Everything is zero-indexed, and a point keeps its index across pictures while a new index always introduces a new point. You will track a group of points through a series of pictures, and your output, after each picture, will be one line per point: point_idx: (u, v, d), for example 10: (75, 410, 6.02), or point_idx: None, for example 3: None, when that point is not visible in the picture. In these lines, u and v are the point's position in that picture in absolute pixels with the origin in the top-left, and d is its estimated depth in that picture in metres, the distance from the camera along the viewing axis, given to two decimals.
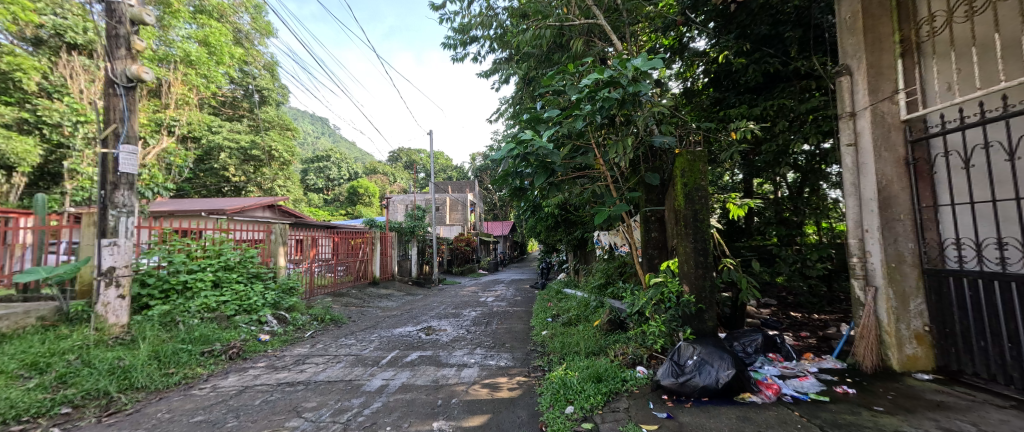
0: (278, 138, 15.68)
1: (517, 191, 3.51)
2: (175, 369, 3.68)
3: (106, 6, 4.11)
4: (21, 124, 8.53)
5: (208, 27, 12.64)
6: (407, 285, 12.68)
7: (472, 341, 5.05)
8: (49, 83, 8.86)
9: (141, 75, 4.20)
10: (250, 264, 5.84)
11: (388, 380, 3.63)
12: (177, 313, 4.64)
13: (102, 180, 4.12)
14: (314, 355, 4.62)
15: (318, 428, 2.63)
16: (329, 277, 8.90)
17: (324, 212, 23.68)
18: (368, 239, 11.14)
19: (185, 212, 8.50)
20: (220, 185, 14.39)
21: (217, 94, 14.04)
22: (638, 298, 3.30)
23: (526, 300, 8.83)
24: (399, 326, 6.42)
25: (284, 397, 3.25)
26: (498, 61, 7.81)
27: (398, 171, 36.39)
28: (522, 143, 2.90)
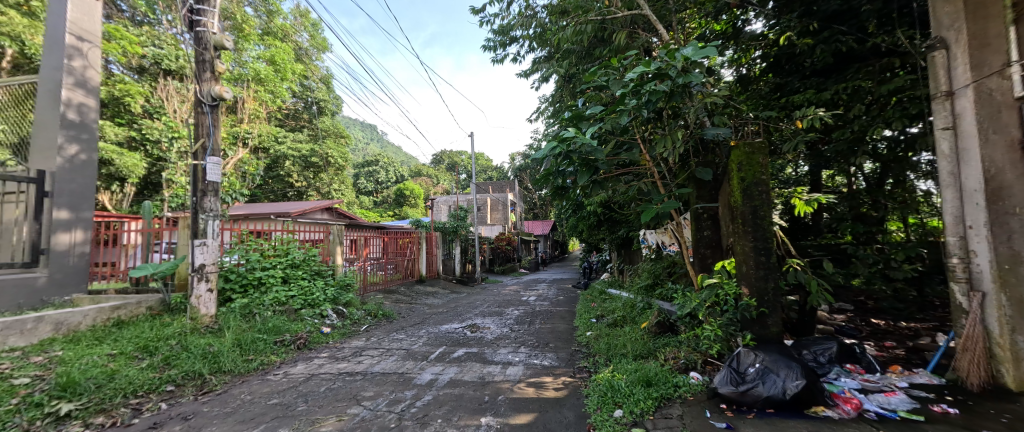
0: (334, 146, 16.94)
1: (559, 190, 3.48)
2: (254, 355, 4.11)
3: (195, 36, 4.70)
4: (131, 142, 9.95)
5: (274, 46, 14.01)
6: (452, 284, 13.07)
7: (516, 339, 5.09)
8: (150, 105, 10.25)
9: (223, 94, 4.74)
10: (313, 262, 6.35)
11: (437, 374, 3.77)
12: (254, 305, 5.18)
13: (194, 188, 4.69)
14: (369, 348, 4.93)
15: (375, 417, 2.81)
16: (380, 275, 9.45)
17: (375, 214, 25.12)
18: (415, 238, 11.63)
19: (258, 215, 9.43)
20: (285, 190, 15.81)
21: (282, 107, 15.44)
22: (690, 300, 3.14)
23: (569, 300, 8.75)
24: (445, 323, 6.65)
25: (345, 386, 3.50)
26: (538, 59, 7.81)
27: (441, 173, 37.61)
28: (565, 140, 2.85)
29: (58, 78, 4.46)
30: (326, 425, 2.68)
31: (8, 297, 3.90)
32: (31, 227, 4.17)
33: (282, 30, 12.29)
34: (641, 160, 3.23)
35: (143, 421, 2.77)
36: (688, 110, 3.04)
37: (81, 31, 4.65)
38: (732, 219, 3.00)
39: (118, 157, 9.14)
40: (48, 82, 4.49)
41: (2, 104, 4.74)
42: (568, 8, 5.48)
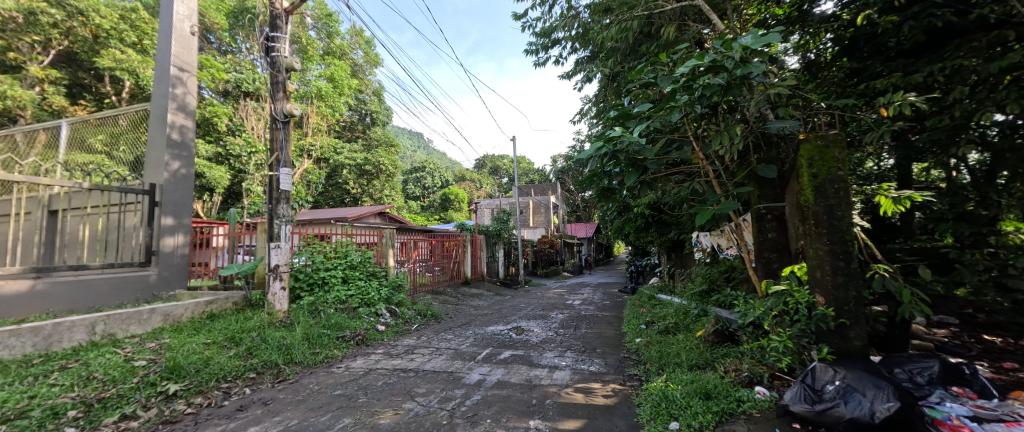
0: (385, 154, 18.00)
1: (606, 191, 3.41)
2: (320, 349, 4.48)
3: (271, 60, 5.27)
4: (218, 157, 11.32)
5: (333, 65, 15.23)
6: (497, 286, 13.25)
7: (562, 343, 5.05)
8: (233, 124, 11.60)
9: (293, 111, 5.23)
10: (368, 264, 6.78)
11: (485, 375, 3.85)
12: (319, 303, 5.64)
13: (270, 196, 5.22)
14: (420, 346, 5.16)
15: (428, 412, 2.93)
16: (428, 277, 9.86)
17: (422, 217, 26.16)
18: (461, 241, 11.97)
19: (320, 220, 10.25)
20: (343, 197, 16.98)
21: (340, 120, 16.69)
22: (753, 308, 2.91)
23: (615, 305, 8.51)
24: (490, 324, 6.77)
25: (399, 381, 3.70)
26: (581, 60, 7.72)
27: (484, 178, 38.40)
28: (611, 140, 2.79)
29: (165, 104, 5.21)
30: (383, 418, 2.85)
31: (127, 292, 4.65)
32: (144, 231, 4.91)
33: (341, 50, 13.35)
34: (694, 159, 3.07)
35: (231, 403, 3.14)
36: (747, 103, 2.83)
37: (183, 63, 5.41)
38: (803, 219, 2.75)
39: (209, 170, 10.46)
40: (158, 108, 5.27)
41: (124, 128, 5.59)
42: (612, 5, 5.35)
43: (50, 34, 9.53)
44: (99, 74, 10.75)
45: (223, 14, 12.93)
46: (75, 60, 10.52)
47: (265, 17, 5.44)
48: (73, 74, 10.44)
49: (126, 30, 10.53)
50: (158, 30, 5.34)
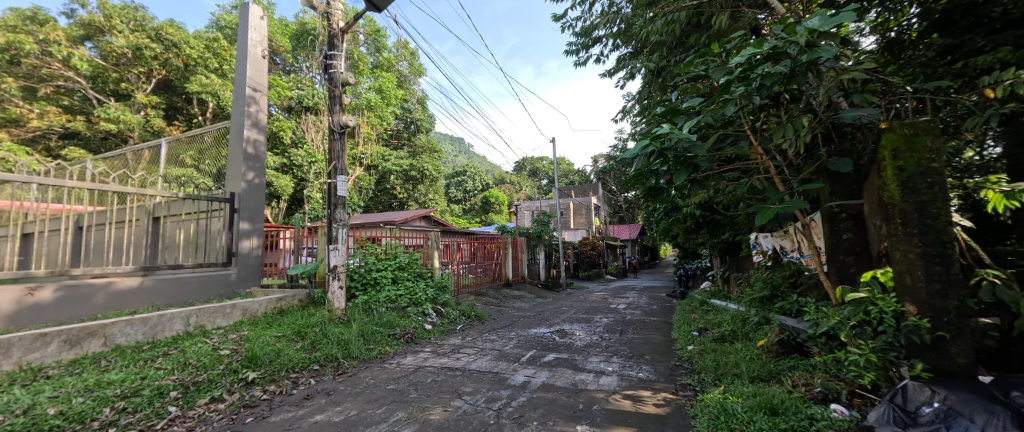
0: (429, 160, 18.70)
1: (652, 191, 3.26)
2: (374, 345, 4.76)
3: (330, 77, 5.70)
4: (283, 167, 12.41)
5: (381, 77, 16.13)
6: (538, 288, 13.20)
7: (607, 348, 4.92)
8: (296, 137, 12.67)
9: (348, 122, 5.60)
10: (415, 265, 7.07)
11: (530, 377, 3.85)
12: (372, 302, 5.97)
13: (328, 202, 5.62)
14: (465, 346, 5.28)
15: (475, 411, 2.99)
16: (471, 278, 10.07)
17: (464, 221, 26.73)
18: (502, 243, 12.09)
19: (370, 224, 10.84)
20: (390, 201, 17.83)
21: (387, 129, 17.61)
22: (827, 317, 2.64)
23: (663, 310, 8.14)
24: (532, 326, 6.76)
25: (447, 380, 3.81)
26: (623, 56, 7.51)
27: (523, 180, 38.57)
28: (658, 138, 2.64)
29: (242, 121, 5.82)
30: (434, 414, 2.95)
31: (214, 289, 5.23)
32: (226, 235, 5.51)
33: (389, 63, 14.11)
34: (752, 154, 2.82)
35: (299, 392, 3.43)
36: (815, 91, 2.58)
37: (256, 83, 6.01)
38: (887, 218, 2.46)
39: (276, 179, 11.48)
40: (236, 125, 5.89)
41: (208, 144, 6.31)
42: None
43: (152, 66, 11.21)
44: (188, 98, 12.32)
45: (287, 37, 14.21)
46: (170, 87, 12.19)
47: (323, 37, 5.89)
48: (169, 100, 12.11)
49: (210, 58, 11.87)
50: (236, 55, 5.98)
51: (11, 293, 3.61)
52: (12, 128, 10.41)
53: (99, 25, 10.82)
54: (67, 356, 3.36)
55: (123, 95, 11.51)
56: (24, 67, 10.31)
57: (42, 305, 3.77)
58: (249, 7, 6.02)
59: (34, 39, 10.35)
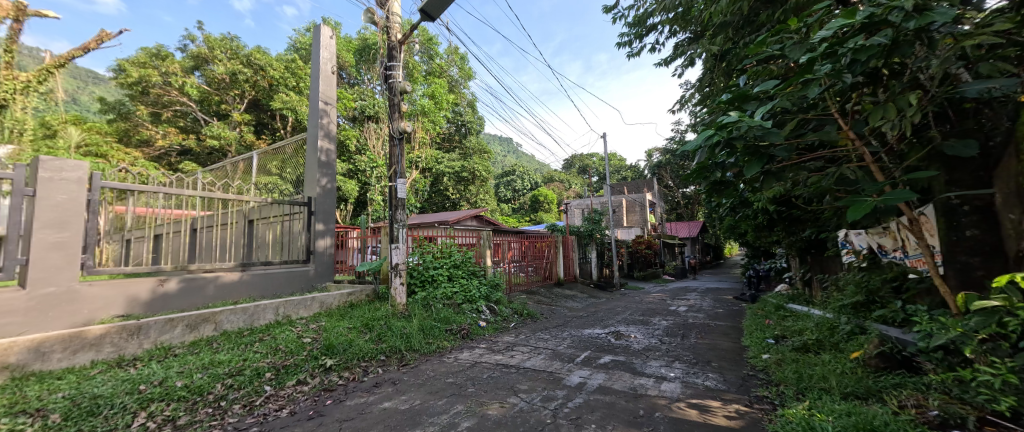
0: (479, 161, 19.18)
1: (719, 185, 3.02)
2: (433, 340, 4.99)
3: (389, 86, 6.06)
4: (349, 172, 13.48)
5: (433, 83, 16.85)
6: (591, 288, 12.92)
7: (667, 352, 4.69)
8: (360, 144, 13.69)
9: (405, 128, 5.91)
10: (469, 264, 7.28)
11: (586, 378, 3.79)
12: (430, 298, 6.26)
13: (389, 203, 5.96)
14: (519, 344, 5.34)
15: (532, 409, 3.01)
16: (522, 277, 10.16)
17: (514, 220, 27.01)
18: (553, 242, 12.02)
19: (425, 224, 11.34)
20: (444, 202, 18.51)
21: (440, 132, 18.35)
22: (945, 329, 2.27)
23: (728, 314, 7.58)
24: (586, 326, 6.64)
25: (503, 376, 3.87)
26: (682, 43, 7.07)
27: (572, 178, 38.04)
28: (724, 127, 2.41)
29: (316, 132, 6.39)
30: (491, 409, 3.03)
31: (296, 283, 5.80)
32: (305, 235, 6.08)
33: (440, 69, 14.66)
34: (841, 140, 2.48)
35: (369, 379, 3.70)
36: (925, 64, 2.23)
37: (326, 96, 6.55)
38: None
39: (343, 183, 12.47)
40: (311, 136, 6.48)
41: (288, 154, 7.02)
42: None
43: (244, 88, 12.73)
44: (272, 114, 13.84)
45: (351, 52, 15.39)
46: (257, 105, 13.78)
47: (383, 49, 6.28)
48: (258, 116, 13.70)
49: (289, 77, 13.23)
50: (310, 73, 6.57)
51: (148, 283, 4.27)
52: (144, 148, 12.71)
53: (205, 57, 12.79)
54: (188, 337, 3.95)
55: (221, 114, 13.24)
56: (153, 96, 12.51)
57: (168, 293, 4.45)
58: (320, 27, 6.59)
59: (158, 72, 12.32)
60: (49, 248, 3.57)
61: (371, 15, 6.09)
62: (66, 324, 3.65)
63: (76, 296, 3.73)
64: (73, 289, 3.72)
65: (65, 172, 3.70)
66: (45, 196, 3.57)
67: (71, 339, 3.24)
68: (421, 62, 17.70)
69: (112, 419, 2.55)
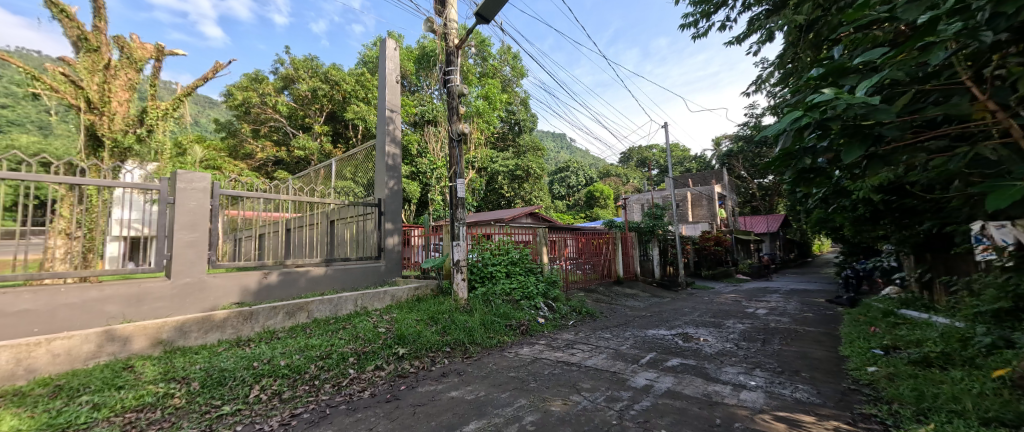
0: (533, 159, 19.22)
1: (809, 173, 2.68)
2: (494, 334, 5.13)
3: (449, 89, 6.29)
4: (412, 174, 14.31)
5: (487, 84, 17.23)
6: (653, 287, 12.34)
7: (745, 358, 4.33)
8: (421, 147, 14.46)
9: (464, 129, 6.09)
10: (526, 260, 7.34)
11: (652, 381, 3.63)
12: (490, 294, 6.41)
13: (450, 203, 6.19)
14: (579, 342, 5.27)
15: (596, 409, 2.95)
16: (579, 274, 10.02)
17: (570, 217, 26.72)
18: (611, 239, 11.68)
19: (482, 222, 11.64)
20: (499, 200, 18.85)
21: (494, 132, 18.71)
22: None
23: (817, 319, 6.76)
24: (650, 327, 6.35)
25: (564, 374, 3.85)
26: (758, 17, 6.41)
27: (630, 172, 36.55)
28: (816, 107, 2.09)
29: (383, 138, 6.85)
30: (555, 406, 3.03)
31: (371, 278, 6.30)
32: (377, 233, 6.55)
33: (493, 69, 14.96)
34: (976, 114, 2.07)
35: (437, 369, 3.91)
36: None
37: (392, 104, 6.99)
38: None
39: (407, 185, 13.26)
40: (379, 142, 6.96)
41: (360, 159, 7.62)
42: None
43: (323, 102, 14.12)
44: (346, 124, 15.11)
45: (411, 61, 16.32)
46: (333, 117, 15.13)
47: (442, 55, 6.54)
48: (334, 127, 15.09)
49: (358, 89, 14.37)
50: (378, 84, 7.06)
51: (255, 275, 4.93)
52: (248, 161, 14.67)
53: (293, 77, 14.44)
54: (287, 323, 4.48)
55: (305, 127, 14.77)
56: (253, 114, 14.42)
57: (270, 284, 5.08)
58: (385, 41, 7.05)
59: (256, 94, 14.20)
60: (185, 246, 4.29)
61: (430, 24, 6.37)
62: (197, 309, 4.37)
63: (204, 285, 4.44)
64: (202, 279, 4.42)
65: (195, 182, 4.40)
66: (181, 203, 4.28)
67: (203, 321, 3.85)
68: (475, 64, 18.19)
69: (234, 390, 2.99)
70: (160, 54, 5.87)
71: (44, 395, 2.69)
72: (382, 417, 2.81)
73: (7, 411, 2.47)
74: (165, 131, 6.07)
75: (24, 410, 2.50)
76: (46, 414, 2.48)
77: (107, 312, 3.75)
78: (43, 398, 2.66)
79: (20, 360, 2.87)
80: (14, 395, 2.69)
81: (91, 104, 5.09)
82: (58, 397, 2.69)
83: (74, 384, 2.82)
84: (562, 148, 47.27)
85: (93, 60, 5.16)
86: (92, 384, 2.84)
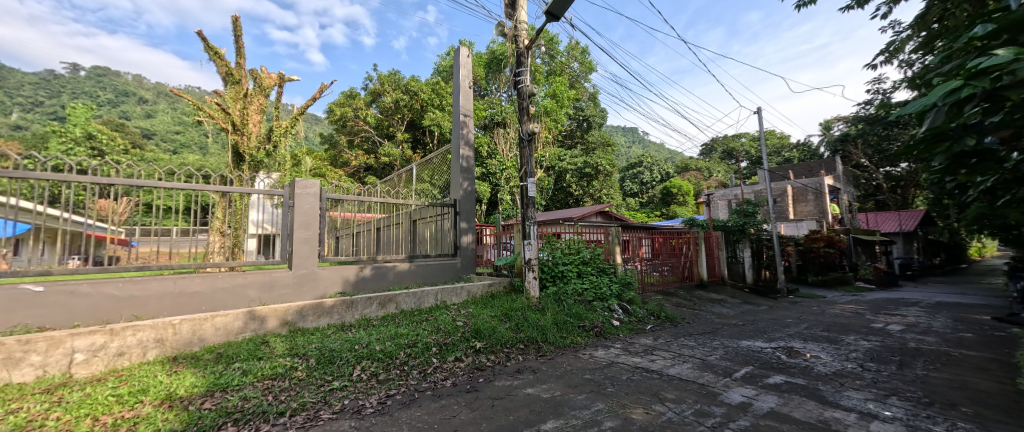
0: (603, 155, 18.57)
1: (972, 155, 2.13)
2: (567, 334, 5.05)
3: (520, 90, 6.32)
4: (483, 175, 14.79)
5: (556, 83, 17.10)
6: (743, 293, 11.10)
7: (873, 382, 3.64)
8: (492, 149, 14.88)
9: (534, 129, 6.06)
10: (598, 260, 7.09)
11: (750, 398, 3.24)
12: (561, 293, 6.31)
13: (521, 202, 6.22)
14: (659, 348, 4.93)
15: (683, 422, 2.72)
16: (656, 276, 9.43)
17: (643, 215, 25.31)
18: (692, 238, 10.77)
19: (551, 220, 11.56)
20: (567, 199, 18.57)
21: (562, 130, 18.53)
22: None
23: (976, 340, 5.41)
24: (743, 337, 5.69)
25: (645, 381, 3.63)
26: None
27: (714, 166, 33.39)
28: (982, 75, 1.64)
29: (458, 142, 7.14)
30: (636, 414, 2.85)
31: (448, 273, 6.63)
32: (453, 232, 6.87)
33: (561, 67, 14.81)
34: None
35: (512, 365, 3.96)
36: None
37: (465, 109, 7.25)
38: None
39: (478, 186, 13.73)
40: (454, 146, 7.26)
41: (437, 163, 8.08)
42: None
43: (405, 112, 15.34)
44: (424, 131, 16.18)
45: (482, 67, 16.90)
46: (413, 124, 16.26)
47: (513, 58, 6.61)
48: (414, 134, 16.27)
49: (434, 97, 15.33)
50: (452, 91, 7.39)
51: (354, 269, 5.49)
52: (345, 168, 16.53)
53: (379, 91, 15.90)
54: (380, 312, 4.92)
55: (390, 135, 16.11)
56: (348, 127, 16.22)
57: (365, 277, 5.63)
58: (458, 49, 7.34)
59: (351, 109, 15.96)
60: (302, 242, 4.96)
61: (501, 28, 6.49)
62: (311, 296, 5.02)
63: (316, 277, 5.08)
64: (313, 271, 5.07)
65: (309, 188, 5.02)
66: (298, 205, 4.93)
67: (316, 307, 4.39)
68: (543, 63, 18.18)
69: (341, 368, 3.36)
70: (282, 81, 6.86)
71: (210, 360, 3.32)
72: (463, 406, 2.91)
73: (188, 370, 3.10)
74: (285, 146, 7.08)
75: (199, 370, 3.11)
76: (212, 375, 3.05)
77: (248, 295, 4.50)
78: (211, 362, 3.29)
79: (195, 331, 3.60)
80: (192, 358, 3.37)
81: (235, 126, 6.17)
82: (219, 362, 3.30)
83: (228, 353, 3.43)
84: (635, 143, 45.03)
85: (237, 90, 6.24)
86: (241, 354, 3.43)
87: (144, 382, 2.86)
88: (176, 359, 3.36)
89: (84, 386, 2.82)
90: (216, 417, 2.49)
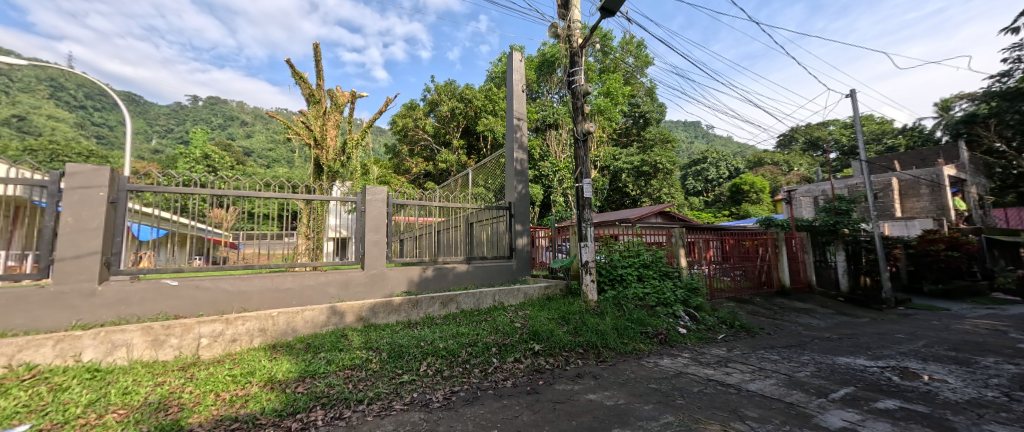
0: (662, 153, 17.81)
1: None
2: (628, 340, 5.10)
3: (574, 90, 6.47)
4: (536, 177, 15.05)
5: (609, 81, 16.90)
6: (835, 301, 10.04)
7: (970, 416, 3.23)
8: (545, 152, 15.14)
9: (589, 129, 6.21)
10: (660, 264, 6.97)
11: (812, 420, 3.09)
12: (620, 297, 6.33)
13: (578, 204, 6.37)
14: (730, 360, 4.78)
15: None
16: (726, 281, 8.94)
17: (707, 215, 23.78)
18: (767, 240, 10.00)
19: (608, 222, 11.42)
20: (623, 199, 18.16)
21: (616, 128, 18.31)
22: None
23: None
24: (834, 353, 5.26)
25: (689, 394, 3.60)
26: None
27: (791, 159, 30.33)
28: None
29: (512, 145, 7.47)
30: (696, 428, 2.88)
31: (504, 275, 6.99)
32: (509, 234, 7.23)
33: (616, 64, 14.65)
34: None
35: (572, 369, 4.16)
36: None
37: (517, 113, 7.56)
38: None
39: (532, 188, 14.03)
40: (507, 149, 7.58)
41: (491, 167, 8.48)
42: None
43: (462, 120, 16.20)
44: (480, 137, 16.99)
45: (534, 70, 17.30)
46: (470, 131, 17.08)
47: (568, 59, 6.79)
48: (470, 140, 17.10)
49: (489, 104, 16.08)
50: (506, 96, 7.75)
51: (417, 270, 6.05)
52: (408, 175, 17.89)
53: (436, 101, 16.93)
54: (442, 311, 5.39)
55: (447, 142, 17.08)
56: (409, 136, 17.51)
57: (428, 277, 6.16)
58: (512, 54, 7.68)
59: (412, 119, 17.20)
60: (372, 244, 5.61)
61: (555, 28, 6.71)
62: (380, 294, 5.65)
63: (385, 277, 5.71)
64: (383, 272, 5.69)
65: (378, 195, 5.68)
66: (369, 210, 5.60)
67: (386, 305, 4.96)
68: (596, 61, 18.10)
69: (409, 363, 3.82)
70: (353, 98, 7.75)
71: (301, 349, 3.97)
72: (525, 407, 3.17)
73: (285, 357, 3.76)
74: (357, 156, 7.99)
75: (293, 357, 3.76)
76: (303, 362, 3.66)
77: (329, 292, 5.24)
78: (302, 350, 3.94)
79: (289, 323, 4.32)
80: (287, 347, 4.06)
81: (316, 141, 7.17)
82: (308, 351, 3.94)
83: (314, 343, 4.07)
84: (697, 138, 42.50)
85: (318, 109, 7.24)
86: (325, 345, 4.04)
87: (252, 365, 3.55)
88: (275, 347, 4.08)
89: (208, 365, 3.58)
90: (307, 400, 3.03)
